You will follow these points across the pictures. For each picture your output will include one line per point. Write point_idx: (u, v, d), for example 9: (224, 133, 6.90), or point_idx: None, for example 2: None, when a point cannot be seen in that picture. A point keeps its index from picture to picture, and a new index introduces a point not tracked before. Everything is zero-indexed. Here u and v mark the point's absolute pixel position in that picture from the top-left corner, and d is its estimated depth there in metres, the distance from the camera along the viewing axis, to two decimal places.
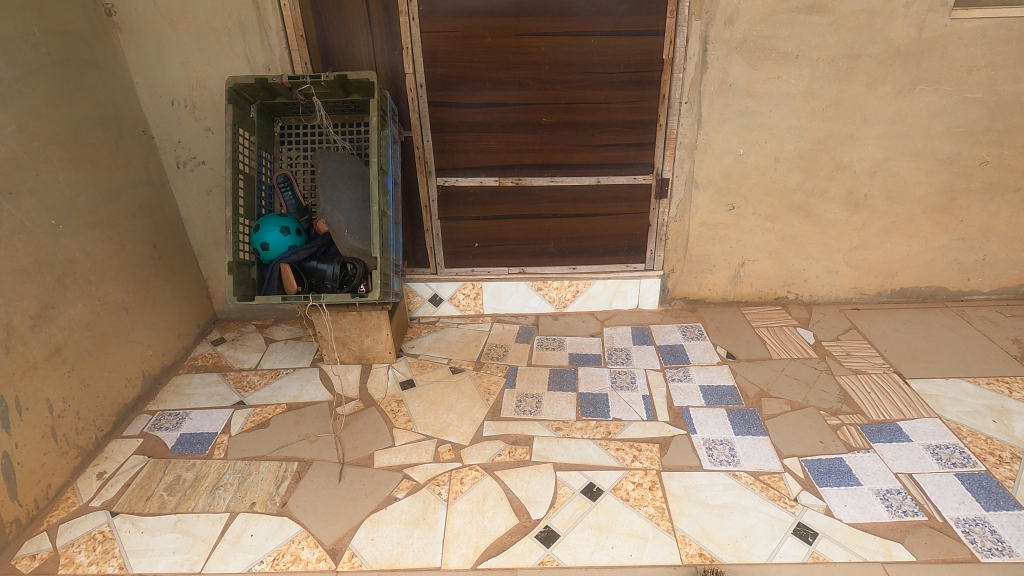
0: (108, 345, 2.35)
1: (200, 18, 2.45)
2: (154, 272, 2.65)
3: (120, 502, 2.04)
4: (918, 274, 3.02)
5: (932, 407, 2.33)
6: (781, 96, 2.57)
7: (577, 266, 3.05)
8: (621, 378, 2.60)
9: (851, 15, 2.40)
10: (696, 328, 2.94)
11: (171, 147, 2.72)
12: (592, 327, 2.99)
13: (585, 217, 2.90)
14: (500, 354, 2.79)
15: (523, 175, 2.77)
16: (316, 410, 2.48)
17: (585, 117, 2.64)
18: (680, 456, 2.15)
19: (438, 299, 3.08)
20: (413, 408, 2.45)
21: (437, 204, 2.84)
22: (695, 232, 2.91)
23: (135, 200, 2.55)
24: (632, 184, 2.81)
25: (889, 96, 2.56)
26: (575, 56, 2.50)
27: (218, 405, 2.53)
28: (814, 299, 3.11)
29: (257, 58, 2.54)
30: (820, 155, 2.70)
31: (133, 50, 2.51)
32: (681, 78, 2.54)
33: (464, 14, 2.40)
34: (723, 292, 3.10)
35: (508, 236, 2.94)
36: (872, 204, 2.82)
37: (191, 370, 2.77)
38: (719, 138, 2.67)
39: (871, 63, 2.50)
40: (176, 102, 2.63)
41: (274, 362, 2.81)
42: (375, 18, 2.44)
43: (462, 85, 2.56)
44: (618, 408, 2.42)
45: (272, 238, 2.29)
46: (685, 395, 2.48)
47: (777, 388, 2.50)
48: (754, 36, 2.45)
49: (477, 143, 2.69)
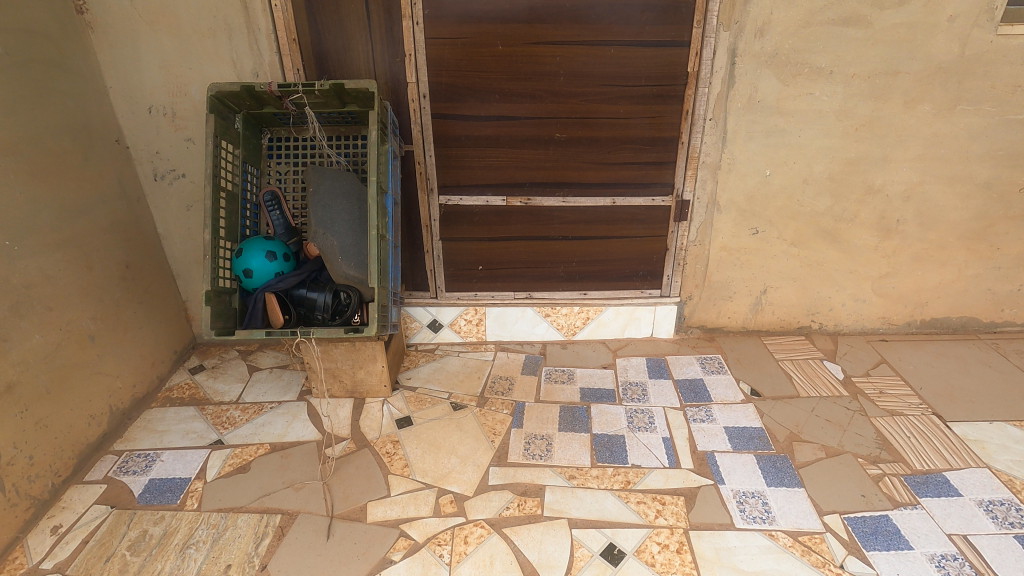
0: (68, 379, 2.09)
1: (182, 18, 2.23)
2: (126, 295, 2.41)
3: (76, 563, 1.78)
4: (949, 304, 2.83)
5: (979, 456, 2.14)
6: (812, 114, 2.39)
7: (587, 291, 2.82)
8: (638, 418, 2.38)
9: (890, 29, 2.23)
10: (715, 360, 2.73)
11: (148, 158, 2.47)
12: (603, 357, 2.77)
13: (598, 240, 2.67)
14: (505, 388, 2.56)
15: (533, 195, 2.55)
16: (302, 452, 2.24)
17: (601, 133, 2.43)
18: (708, 511, 1.93)
19: (437, 325, 2.84)
20: (410, 450, 2.22)
21: (439, 223, 2.60)
22: (715, 256, 2.71)
23: (107, 216, 2.31)
24: (650, 205, 2.59)
25: (927, 115, 2.39)
26: (592, 67, 2.29)
27: (194, 445, 2.28)
28: (839, 329, 2.91)
29: (245, 63, 2.31)
30: (851, 177, 2.52)
31: (107, 52, 2.27)
32: (706, 93, 2.35)
33: (473, 19, 2.19)
34: (743, 320, 2.89)
35: (515, 259, 2.71)
36: (904, 229, 2.64)
37: (166, 404, 2.52)
38: (744, 157, 2.48)
39: (909, 80, 2.32)
40: (154, 110, 2.39)
41: (258, 395, 2.56)
42: (376, 21, 2.21)
43: (470, 96, 2.34)
44: (636, 453, 2.20)
45: (256, 264, 1.95)
46: (709, 438, 2.26)
47: (808, 431, 2.28)
48: (786, 49, 2.27)
49: (483, 158, 2.47)
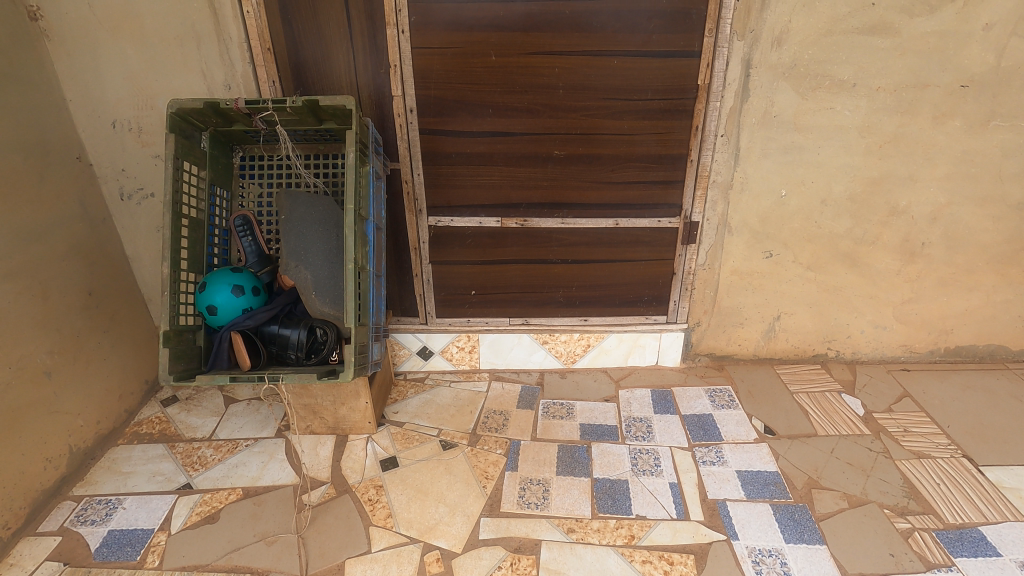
0: (20, 421, 1.91)
1: (147, 26, 2.04)
2: (89, 325, 2.22)
3: None
4: (975, 332, 2.65)
5: (1017, 507, 1.94)
6: (833, 130, 2.20)
7: (588, 317, 2.63)
8: (642, 460, 2.19)
9: (920, 38, 2.04)
10: (726, 392, 2.54)
11: (113, 176, 2.29)
12: (605, 389, 2.59)
13: (600, 263, 2.49)
14: (499, 424, 2.38)
15: (530, 216, 2.36)
16: (277, 498, 2.06)
17: (604, 150, 2.24)
18: (722, 573, 1.74)
19: (427, 352, 2.66)
20: (394, 497, 2.04)
21: (428, 245, 2.42)
22: (726, 281, 2.52)
23: (67, 240, 2.12)
24: (656, 227, 2.40)
25: (957, 131, 2.20)
26: (595, 80, 2.11)
27: (160, 489, 2.10)
28: (857, 357, 2.72)
29: (216, 74, 2.13)
30: (873, 197, 2.33)
31: (66, 62, 2.08)
32: (718, 107, 2.16)
33: (464, 27, 2.01)
34: (754, 348, 2.70)
35: (510, 283, 2.53)
36: (930, 253, 2.44)
37: (133, 441, 2.34)
38: (757, 176, 2.29)
39: (939, 93, 2.13)
40: (119, 124, 2.20)
41: (232, 431, 2.38)
42: (358, 29, 2.03)
43: (461, 110, 2.15)
44: (641, 502, 2.01)
45: (221, 300, 1.76)
46: (720, 485, 2.07)
47: (828, 476, 2.09)
48: (806, 60, 2.08)
49: (476, 177, 2.28)
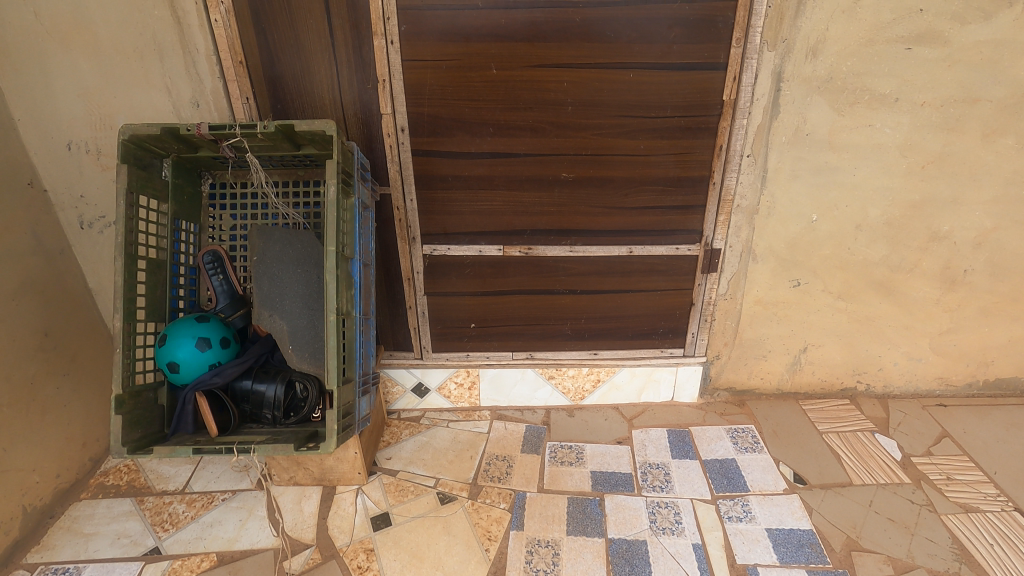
0: None
1: (102, 36, 1.81)
2: (45, 369, 2.00)
3: None
4: (1017, 363, 2.44)
5: None
6: (870, 149, 1.98)
7: (598, 350, 2.41)
8: (662, 516, 1.96)
9: (971, 47, 1.82)
10: (749, 433, 2.33)
11: (71, 203, 2.05)
12: (617, 429, 2.37)
13: (611, 294, 2.27)
14: (502, 473, 2.16)
15: (535, 243, 2.14)
16: (254, 565, 1.82)
17: (616, 172, 2.02)
18: None
19: (422, 389, 2.45)
20: (386, 564, 1.80)
21: (422, 276, 2.19)
22: (749, 311, 2.31)
23: (17, 276, 1.89)
24: (673, 254, 2.18)
25: (1008, 150, 1.99)
26: (607, 95, 1.88)
27: (124, 554, 1.86)
28: (888, 391, 2.52)
29: (182, 90, 1.92)
30: (913, 222, 2.12)
31: (10, 76, 1.83)
32: (745, 125, 1.94)
33: (462, 37, 1.78)
34: (778, 381, 2.49)
35: (514, 315, 2.31)
36: (972, 281, 2.23)
37: (97, 494, 2.11)
38: (786, 199, 2.08)
39: (989, 109, 1.92)
40: (75, 146, 1.97)
41: (208, 483, 2.16)
42: (341, 40, 1.81)
43: (458, 129, 1.93)
44: (663, 567, 1.78)
45: (183, 355, 1.54)
46: (750, 546, 1.85)
47: (869, 535, 1.88)
48: (843, 73, 1.87)
49: (474, 202, 2.06)
